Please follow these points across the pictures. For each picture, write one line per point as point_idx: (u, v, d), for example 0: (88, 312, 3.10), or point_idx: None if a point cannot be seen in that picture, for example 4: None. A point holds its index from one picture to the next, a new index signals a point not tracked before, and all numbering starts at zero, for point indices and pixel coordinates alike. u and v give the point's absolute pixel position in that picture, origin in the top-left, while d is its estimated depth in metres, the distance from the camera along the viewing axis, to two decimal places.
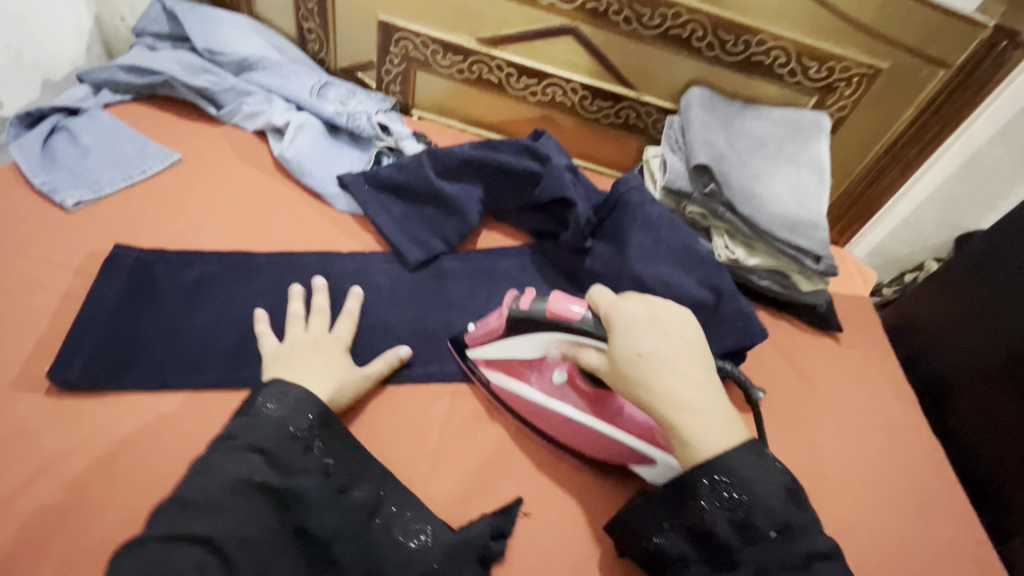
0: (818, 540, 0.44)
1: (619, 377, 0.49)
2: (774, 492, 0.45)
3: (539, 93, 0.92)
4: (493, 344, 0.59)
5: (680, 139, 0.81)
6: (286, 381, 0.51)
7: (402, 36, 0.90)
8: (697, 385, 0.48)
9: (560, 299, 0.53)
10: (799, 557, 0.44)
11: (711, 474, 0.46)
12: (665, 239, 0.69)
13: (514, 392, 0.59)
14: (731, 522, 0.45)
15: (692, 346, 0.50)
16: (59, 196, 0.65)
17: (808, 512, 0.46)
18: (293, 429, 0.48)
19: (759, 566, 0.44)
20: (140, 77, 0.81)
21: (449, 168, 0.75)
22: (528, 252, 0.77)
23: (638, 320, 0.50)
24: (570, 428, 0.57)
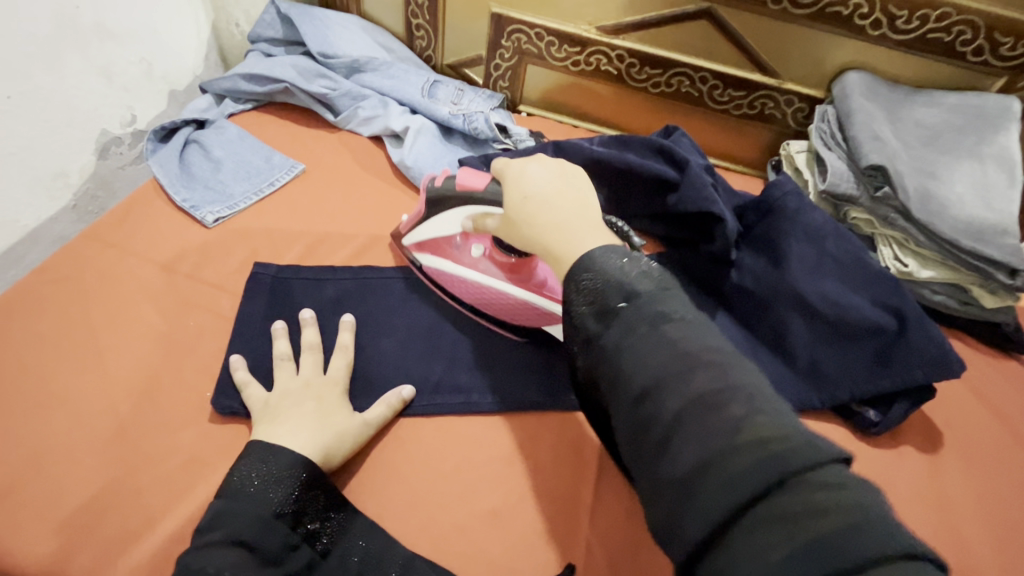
0: (668, 304, 0.40)
1: (512, 227, 0.50)
2: (633, 273, 0.41)
3: (663, 84, 0.84)
4: (421, 226, 0.61)
5: (836, 133, 0.72)
6: (279, 446, 0.46)
7: (517, 28, 0.84)
8: (571, 214, 0.47)
9: (467, 172, 0.56)
10: (652, 323, 0.38)
11: (579, 272, 0.42)
12: (832, 251, 0.62)
13: (437, 269, 0.61)
14: (593, 313, 0.41)
15: (581, 192, 0.50)
16: (199, 212, 0.66)
17: (672, 291, 0.41)
18: (274, 498, 0.43)
19: (615, 344, 0.39)
20: (261, 86, 0.81)
21: (575, 165, 0.72)
22: (657, 259, 0.70)
23: (519, 170, 0.51)
24: (486, 295, 0.59)
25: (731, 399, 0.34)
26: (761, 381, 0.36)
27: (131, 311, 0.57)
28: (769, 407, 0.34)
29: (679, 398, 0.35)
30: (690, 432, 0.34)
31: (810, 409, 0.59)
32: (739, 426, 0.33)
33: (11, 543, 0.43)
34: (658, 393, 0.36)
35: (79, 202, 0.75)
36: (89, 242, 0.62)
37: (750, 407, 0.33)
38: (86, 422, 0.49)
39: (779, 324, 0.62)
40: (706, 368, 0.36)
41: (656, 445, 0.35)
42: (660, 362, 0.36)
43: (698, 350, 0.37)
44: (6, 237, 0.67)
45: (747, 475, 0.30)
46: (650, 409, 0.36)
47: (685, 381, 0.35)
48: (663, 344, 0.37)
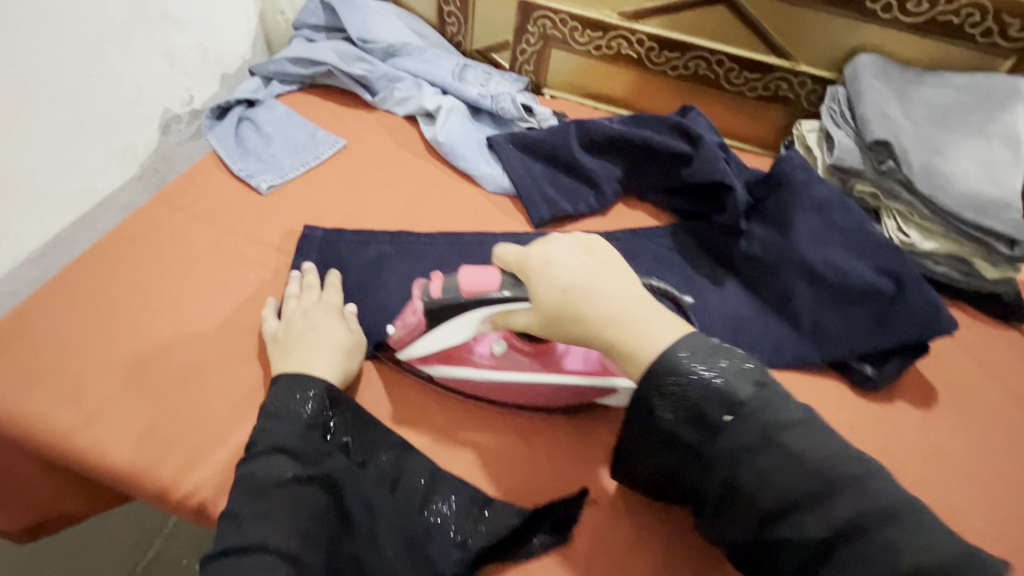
0: (778, 409, 0.44)
1: (564, 323, 0.48)
2: (737, 384, 0.44)
3: (681, 67, 0.88)
4: (424, 338, 0.56)
5: (845, 111, 0.75)
6: (306, 376, 0.53)
7: (542, 14, 0.90)
8: (622, 302, 0.48)
9: (471, 275, 0.52)
10: (768, 435, 0.43)
11: (675, 379, 0.44)
12: (837, 222, 0.66)
13: (460, 377, 0.57)
14: (696, 424, 0.44)
15: (606, 268, 0.50)
16: (255, 180, 0.73)
17: (770, 388, 0.45)
18: (306, 415, 0.51)
19: (733, 461, 0.43)
20: (305, 68, 0.88)
21: (595, 142, 0.77)
22: (671, 231, 0.75)
23: (538, 260, 0.50)
24: (521, 390, 0.56)
25: (875, 516, 0.40)
26: (891, 483, 0.42)
27: (198, 263, 0.64)
28: (915, 519, 0.40)
29: (819, 518, 0.41)
30: (840, 549, 0.40)
31: (811, 365, 0.64)
32: (893, 547, 0.39)
33: (103, 451, 0.50)
34: (793, 511, 0.41)
35: (144, 172, 0.82)
36: (159, 205, 0.69)
37: (898, 525, 0.39)
38: (162, 355, 0.56)
39: (786, 289, 0.67)
40: (845, 485, 0.41)
41: (798, 560, 0.42)
42: (792, 481, 0.42)
43: (821, 463, 0.42)
44: (85, 202, 0.75)
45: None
46: (790, 530, 0.42)
47: (826, 501, 0.41)
48: (789, 461, 0.42)
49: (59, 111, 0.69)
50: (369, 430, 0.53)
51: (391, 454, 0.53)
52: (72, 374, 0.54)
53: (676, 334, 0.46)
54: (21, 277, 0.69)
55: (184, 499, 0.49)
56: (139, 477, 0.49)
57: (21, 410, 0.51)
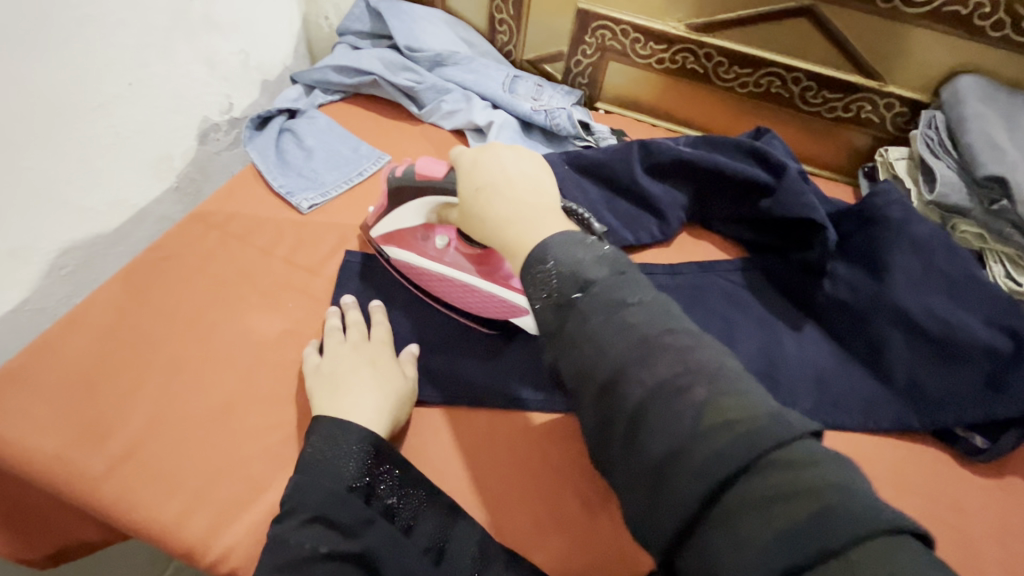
0: (628, 290, 0.39)
1: (467, 217, 0.50)
2: (592, 263, 0.40)
3: (751, 84, 0.81)
4: (386, 218, 0.61)
5: (944, 140, 0.68)
6: (347, 420, 0.47)
7: (602, 25, 0.83)
8: (528, 200, 0.47)
9: (425, 162, 0.55)
10: (609, 307, 0.38)
11: (539, 262, 0.41)
12: (940, 266, 0.59)
13: (405, 262, 0.60)
14: (547, 304, 0.40)
15: (533, 177, 0.49)
16: (295, 198, 0.68)
17: (628, 274, 0.40)
18: (349, 473, 0.45)
19: (573, 335, 0.38)
20: (349, 78, 0.83)
21: (661, 165, 0.70)
22: (743, 267, 0.68)
23: (485, 156, 0.51)
24: (453, 286, 0.58)
25: (695, 382, 0.34)
26: (723, 357, 0.36)
27: (234, 290, 0.59)
28: (737, 384, 0.34)
29: (641, 383, 0.34)
30: (657, 421, 0.33)
31: (909, 431, 0.56)
32: (704, 409, 0.32)
33: (129, 504, 0.45)
34: (621, 383, 0.35)
35: (181, 183, 0.79)
36: (195, 223, 0.65)
37: (712, 388, 0.33)
38: (195, 394, 0.51)
39: (879, 339, 0.59)
40: (666, 350, 0.35)
41: (622, 436, 0.35)
42: (617, 347, 0.36)
43: (653, 331, 0.36)
44: (120, 214, 0.71)
45: (716, 459, 0.30)
46: (618, 401, 0.35)
47: (644, 364, 0.35)
48: (618, 329, 0.37)
49: (94, 119, 0.65)
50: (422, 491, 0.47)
51: (444, 520, 0.46)
52: (98, 413, 0.49)
53: (554, 231, 0.44)
54: (52, 295, 0.66)
55: (214, 564, 0.44)
56: (165, 536, 0.44)
57: (40, 454, 0.47)
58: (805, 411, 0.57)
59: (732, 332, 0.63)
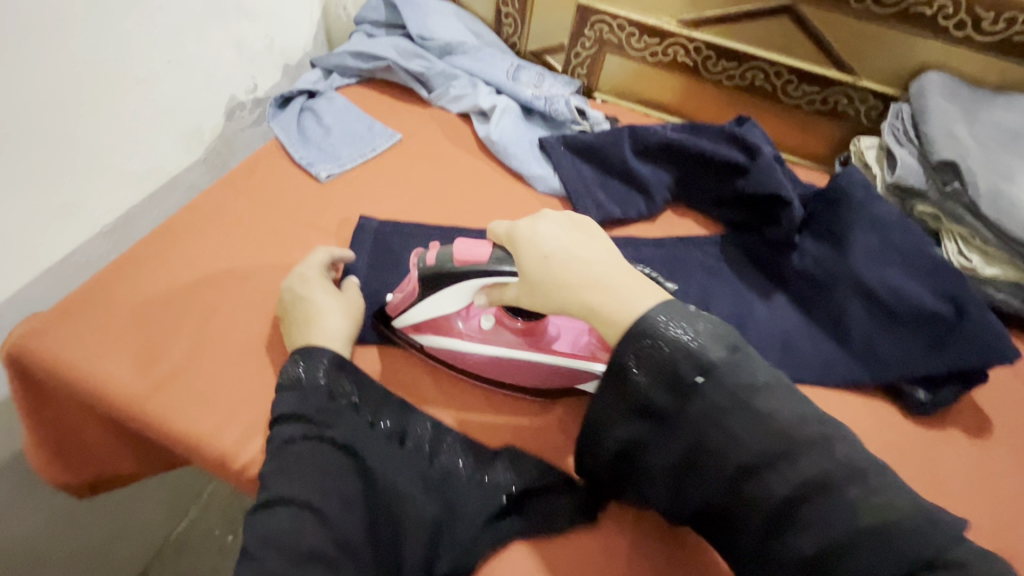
0: (746, 373, 0.44)
1: (543, 286, 0.49)
2: (714, 345, 0.44)
3: (737, 77, 0.88)
4: (416, 308, 0.57)
5: (908, 129, 0.74)
6: (313, 346, 0.53)
7: (600, 19, 0.90)
8: (598, 266, 0.49)
9: (463, 245, 0.53)
10: (739, 396, 0.43)
11: (653, 338, 0.44)
12: (896, 242, 0.65)
13: (446, 349, 0.59)
14: (669, 384, 0.44)
15: (593, 241, 0.52)
16: (315, 169, 0.75)
17: (742, 352, 0.45)
18: (321, 382, 0.51)
19: (705, 421, 0.43)
20: (365, 63, 0.90)
21: (648, 148, 0.77)
22: (719, 241, 0.74)
23: (534, 224, 0.52)
24: (506, 364, 0.58)
25: (845, 479, 0.40)
26: (854, 444, 0.42)
27: (260, 247, 0.66)
28: (870, 477, 0.41)
29: (784, 477, 0.41)
30: (803, 509, 0.40)
31: (859, 385, 0.63)
32: (853, 506, 0.39)
33: (172, 418, 0.52)
34: (762, 473, 0.41)
35: (209, 155, 0.86)
36: (225, 188, 0.72)
37: (863, 486, 0.40)
38: (226, 331, 0.58)
39: (839, 307, 0.66)
40: (809, 444, 0.41)
41: (762, 522, 0.41)
42: (759, 439, 0.42)
43: (790, 423, 0.42)
44: (155, 180, 0.78)
45: (870, 554, 0.38)
46: (755, 489, 0.41)
47: (790, 459, 0.41)
48: (757, 421, 0.42)
49: (138, 93, 0.72)
50: (401, 410, 0.53)
51: (445, 443, 0.53)
52: (144, 344, 0.56)
53: (641, 295, 0.47)
54: (94, 249, 0.73)
55: (243, 470, 0.51)
56: (202, 445, 0.51)
57: (95, 374, 0.54)
58: None
59: (706, 297, 0.69)
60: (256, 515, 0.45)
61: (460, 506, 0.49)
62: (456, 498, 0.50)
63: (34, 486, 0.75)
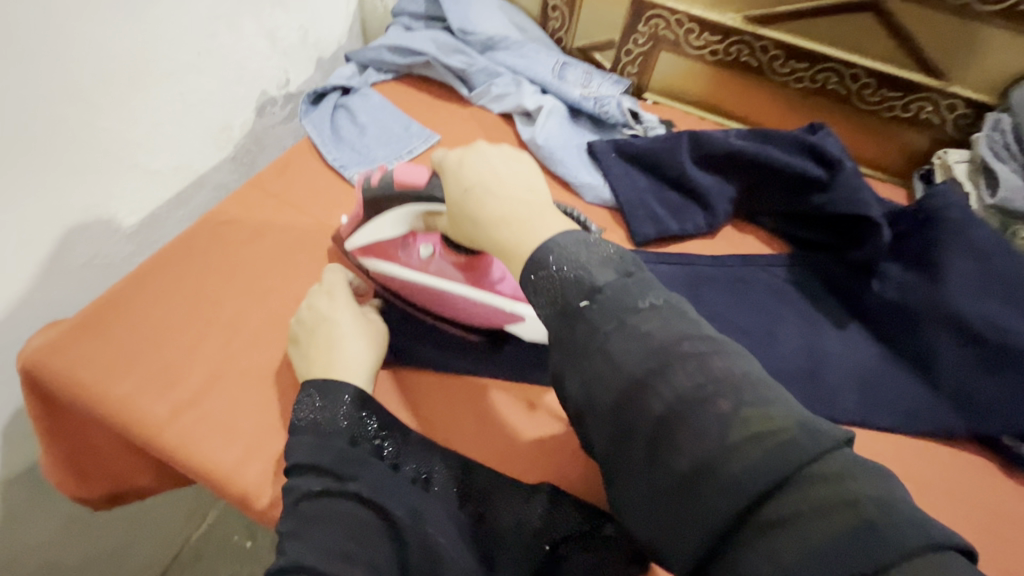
0: (634, 294, 0.34)
1: (457, 219, 0.43)
2: (598, 266, 0.35)
3: (807, 79, 0.80)
4: (362, 229, 0.56)
5: (1011, 143, 0.65)
6: (333, 379, 0.47)
7: (656, 14, 0.83)
8: (524, 202, 0.40)
9: (402, 168, 0.51)
10: (618, 313, 0.33)
11: (540, 266, 0.36)
12: (1000, 272, 0.57)
13: (388, 274, 0.58)
14: (548, 309, 0.35)
15: (527, 176, 0.43)
16: (349, 171, 0.70)
17: (635, 276, 0.35)
18: (343, 422, 0.45)
19: (581, 349, 0.33)
20: (402, 58, 0.85)
21: (711, 157, 0.70)
22: (789, 263, 0.67)
23: (473, 155, 0.44)
24: (442, 298, 0.56)
25: (721, 392, 0.29)
26: (751, 364, 0.31)
27: (288, 256, 0.62)
28: (764, 393, 0.29)
29: (655, 396, 0.30)
30: (675, 435, 0.29)
31: (951, 435, 0.55)
32: (726, 424, 0.28)
33: (192, 449, 0.48)
34: (639, 398, 0.30)
35: (237, 154, 0.82)
36: (253, 190, 0.67)
37: (737, 398, 0.29)
38: (250, 351, 0.54)
39: (926, 343, 0.58)
40: (684, 359, 0.30)
41: (636, 451, 0.30)
42: (632, 356, 0.31)
43: (673, 338, 0.31)
44: (181, 179, 0.74)
45: (751, 477, 0.26)
46: (627, 415, 0.30)
47: (661, 376, 0.30)
48: (632, 340, 0.31)
49: (164, 88, 0.68)
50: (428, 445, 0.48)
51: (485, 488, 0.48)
52: (165, 362, 0.52)
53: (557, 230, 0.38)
54: (117, 252, 0.69)
55: (265, 512, 0.46)
56: (222, 481, 0.47)
57: (110, 396, 0.50)
58: (846, 409, 0.57)
59: (774, 327, 0.62)
60: None
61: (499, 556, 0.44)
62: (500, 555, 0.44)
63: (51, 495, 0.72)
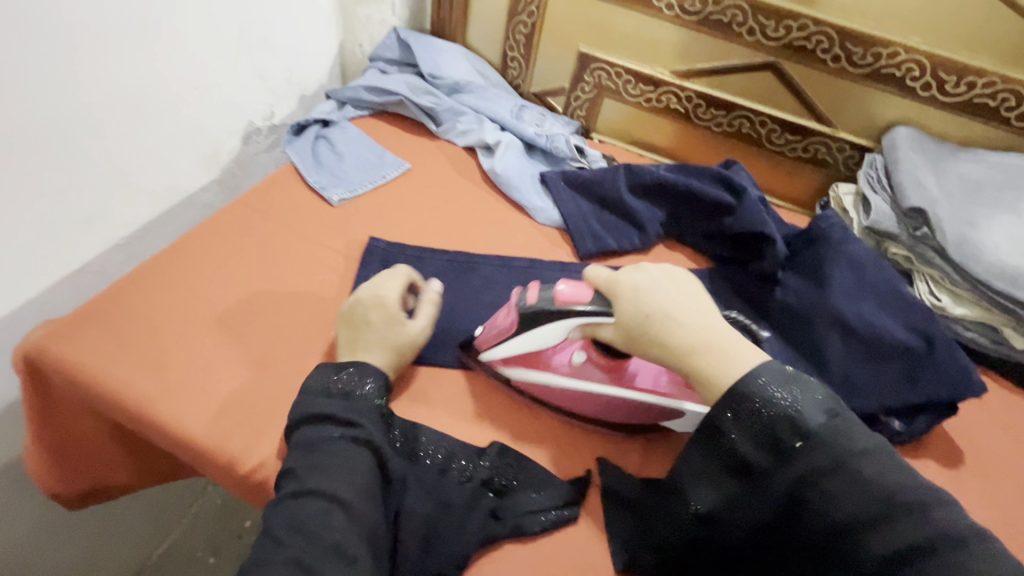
0: (848, 437, 0.44)
1: (636, 340, 0.52)
2: (817, 411, 0.45)
3: (725, 124, 0.94)
4: (507, 341, 0.59)
5: (881, 178, 0.80)
6: (362, 362, 0.56)
7: (599, 66, 0.97)
8: (701, 327, 0.50)
9: (566, 286, 0.55)
10: (831, 459, 0.44)
11: (741, 399, 0.46)
12: (871, 279, 0.70)
13: (533, 381, 0.59)
14: (758, 442, 0.46)
15: (688, 300, 0.52)
16: (328, 193, 0.79)
17: (842, 418, 0.46)
18: (357, 389, 0.54)
19: (801, 482, 0.44)
20: (378, 96, 0.96)
21: (643, 186, 0.82)
22: (709, 275, 0.79)
23: (626, 284, 0.53)
24: (594, 399, 0.58)
25: (936, 538, 0.40)
26: (954, 509, 0.42)
27: (272, 264, 0.69)
28: (975, 544, 0.40)
29: (882, 537, 0.41)
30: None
31: None
32: (955, 570, 0.39)
33: (179, 423, 0.54)
34: (858, 532, 0.42)
35: (223, 176, 0.90)
36: (241, 207, 0.75)
37: (957, 548, 0.40)
38: (234, 343, 0.60)
39: (817, 338, 0.69)
40: (909, 510, 0.41)
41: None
42: (856, 501, 0.43)
43: (890, 487, 0.42)
44: (172, 198, 0.82)
45: None
46: (854, 546, 0.42)
47: (883, 521, 0.42)
48: (857, 485, 0.43)
49: (165, 116, 0.77)
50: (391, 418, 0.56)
51: (445, 448, 0.56)
52: (157, 351, 0.58)
53: (756, 363, 0.48)
54: (107, 262, 0.76)
55: (248, 474, 0.52)
56: (207, 450, 0.53)
57: (103, 377, 0.56)
58: None
59: None
60: (282, 504, 0.47)
61: (455, 501, 0.52)
62: (449, 496, 0.53)
63: (28, 491, 0.76)
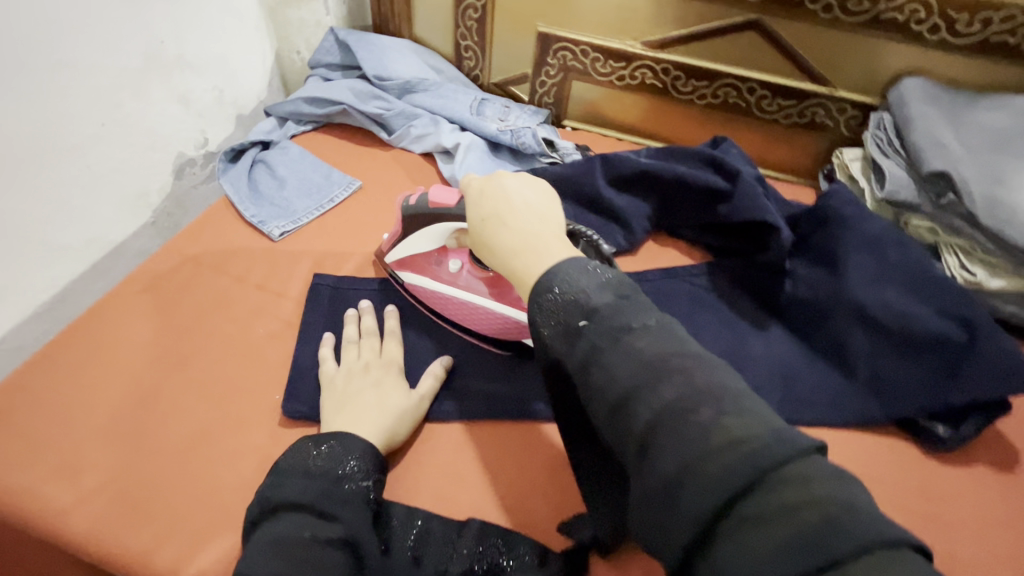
0: (631, 316, 0.39)
1: (475, 245, 0.51)
2: (598, 288, 0.41)
3: (709, 96, 0.84)
4: (399, 244, 0.62)
5: (892, 139, 0.70)
6: (343, 433, 0.48)
7: (562, 46, 0.86)
8: (532, 231, 0.47)
9: (439, 190, 0.57)
10: (614, 334, 0.38)
11: (545, 288, 0.42)
12: (893, 261, 0.60)
13: (417, 285, 0.61)
14: (558, 330, 0.41)
15: (536, 207, 0.50)
16: (267, 227, 0.70)
17: (631, 299, 0.41)
18: (338, 471, 0.45)
19: (584, 361, 0.39)
20: (321, 108, 0.86)
21: (623, 177, 0.72)
22: (708, 271, 0.69)
23: (492, 187, 0.51)
24: (467, 309, 0.59)
25: (698, 400, 0.34)
26: (724, 374, 0.36)
27: (205, 320, 0.60)
28: (737, 401, 0.34)
29: (648, 404, 0.35)
30: (664, 439, 0.33)
31: (873, 423, 0.57)
32: (707, 426, 0.32)
33: (99, 538, 0.47)
34: (631, 405, 0.35)
35: (157, 219, 0.81)
36: (169, 255, 0.66)
37: (717, 409, 0.33)
38: (163, 427, 0.52)
39: (838, 334, 0.60)
40: (672, 374, 0.35)
41: (633, 454, 0.35)
42: (628, 372, 0.36)
43: (657, 354, 0.37)
44: (97, 251, 0.73)
45: (726, 471, 0.30)
46: (625, 421, 0.36)
47: (650, 387, 0.35)
48: (628, 357, 0.37)
49: (70, 162, 0.67)
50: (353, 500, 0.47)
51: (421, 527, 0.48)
52: (73, 449, 0.51)
53: (563, 257, 0.45)
54: (28, 333, 0.68)
55: None
56: (135, 567, 0.46)
57: (15, 488, 0.49)
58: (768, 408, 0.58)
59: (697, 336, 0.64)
60: None
61: None
62: None
63: None
